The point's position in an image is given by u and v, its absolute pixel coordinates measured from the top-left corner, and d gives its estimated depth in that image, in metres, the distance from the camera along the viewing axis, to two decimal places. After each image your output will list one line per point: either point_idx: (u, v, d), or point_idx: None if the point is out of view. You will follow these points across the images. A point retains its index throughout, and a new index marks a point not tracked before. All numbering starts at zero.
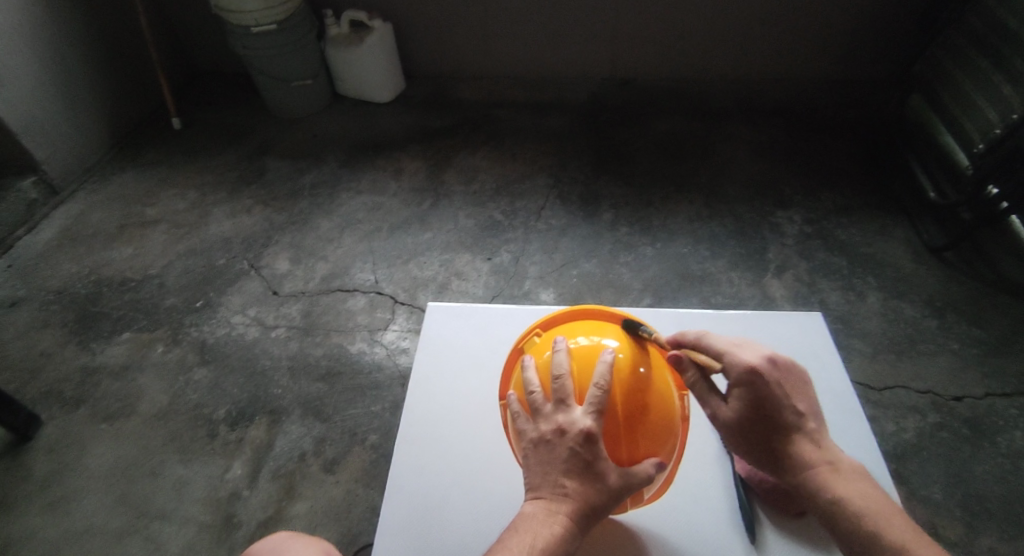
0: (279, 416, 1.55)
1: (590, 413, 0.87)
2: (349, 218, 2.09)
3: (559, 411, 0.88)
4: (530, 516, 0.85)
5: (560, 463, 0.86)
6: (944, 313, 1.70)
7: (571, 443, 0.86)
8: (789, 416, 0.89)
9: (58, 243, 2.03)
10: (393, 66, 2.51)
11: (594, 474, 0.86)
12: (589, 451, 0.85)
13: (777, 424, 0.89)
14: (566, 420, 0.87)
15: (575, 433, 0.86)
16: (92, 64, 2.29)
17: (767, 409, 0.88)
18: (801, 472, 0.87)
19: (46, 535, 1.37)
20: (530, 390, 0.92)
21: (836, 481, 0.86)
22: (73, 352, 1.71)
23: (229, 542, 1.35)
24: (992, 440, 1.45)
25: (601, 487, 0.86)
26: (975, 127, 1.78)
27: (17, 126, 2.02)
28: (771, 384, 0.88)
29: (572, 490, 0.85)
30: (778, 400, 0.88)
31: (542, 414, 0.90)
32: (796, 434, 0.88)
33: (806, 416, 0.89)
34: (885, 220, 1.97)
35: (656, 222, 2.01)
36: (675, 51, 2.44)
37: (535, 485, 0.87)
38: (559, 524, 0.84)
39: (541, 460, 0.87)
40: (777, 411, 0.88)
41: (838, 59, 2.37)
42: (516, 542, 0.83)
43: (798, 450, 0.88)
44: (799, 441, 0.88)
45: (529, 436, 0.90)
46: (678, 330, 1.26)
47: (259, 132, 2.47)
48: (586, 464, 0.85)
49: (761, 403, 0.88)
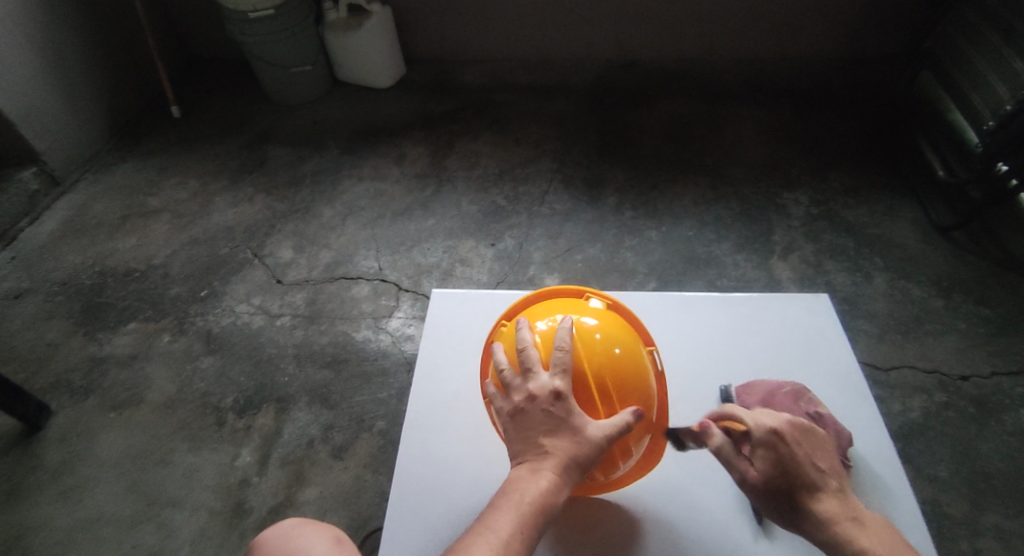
0: (287, 403, 1.56)
1: (558, 374, 0.88)
2: (351, 205, 2.08)
3: (528, 380, 0.89)
4: (516, 480, 0.85)
5: (535, 426, 0.86)
6: (952, 293, 1.70)
7: (543, 405, 0.86)
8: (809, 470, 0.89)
9: (61, 235, 2.03)
10: (393, 52, 2.48)
11: (571, 429, 0.85)
12: (562, 409, 0.86)
13: (799, 476, 0.88)
14: (536, 386, 0.88)
15: (545, 395, 0.87)
16: (89, 52, 2.26)
17: (792, 467, 0.88)
18: (822, 529, 0.86)
19: (59, 524, 1.39)
20: (499, 368, 0.92)
21: (859, 536, 0.84)
22: (80, 343, 1.72)
23: (240, 528, 1.37)
24: (999, 419, 1.45)
25: (581, 439, 0.85)
26: (985, 104, 1.75)
27: (16, 116, 2.01)
28: (795, 442, 0.89)
29: (553, 447, 0.85)
30: (800, 457, 0.89)
31: (513, 387, 0.90)
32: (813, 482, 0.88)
33: (828, 473, 0.89)
34: (892, 200, 1.96)
35: (660, 205, 2.00)
36: (679, 31, 2.40)
37: (517, 453, 0.87)
38: (544, 480, 0.83)
39: (519, 428, 0.88)
40: (802, 469, 0.88)
41: (844, 37, 2.34)
42: (505, 503, 0.83)
43: (821, 506, 0.87)
44: (821, 497, 0.88)
45: (505, 410, 0.90)
46: (684, 315, 1.26)
47: (259, 119, 2.46)
48: (562, 420, 0.86)
49: (787, 463, 0.89)
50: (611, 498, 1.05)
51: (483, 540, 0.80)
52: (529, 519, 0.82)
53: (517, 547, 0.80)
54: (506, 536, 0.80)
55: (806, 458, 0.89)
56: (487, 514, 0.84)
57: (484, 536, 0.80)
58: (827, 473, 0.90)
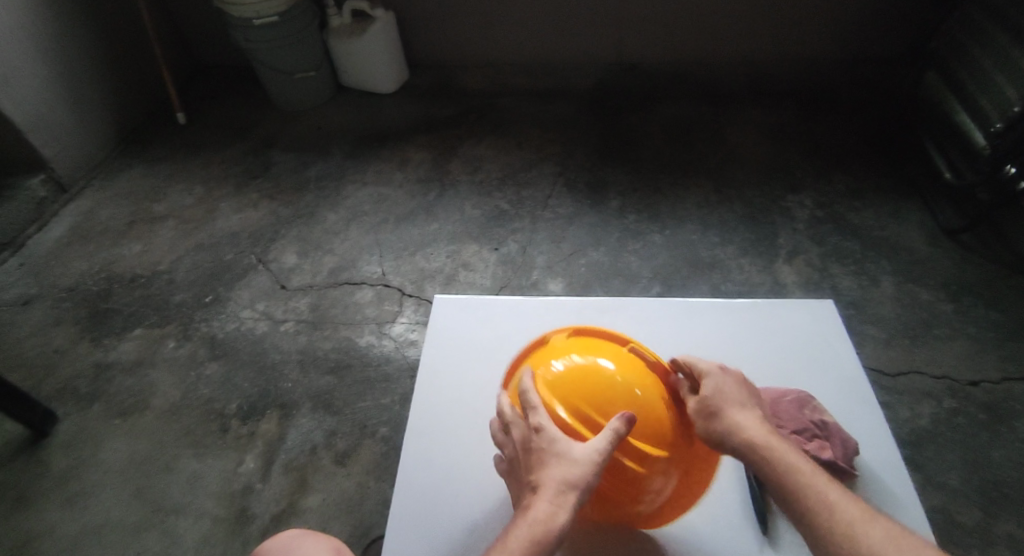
0: (290, 410, 1.56)
1: (532, 412, 0.91)
2: (355, 211, 2.08)
3: (512, 427, 0.93)
4: (517, 521, 0.86)
5: (523, 461, 0.89)
6: (961, 297, 1.68)
7: (524, 444, 0.89)
8: (741, 399, 0.94)
9: (68, 241, 2.04)
10: (396, 57, 2.48)
11: (553, 456, 0.86)
12: (542, 441, 0.88)
13: (732, 401, 0.93)
14: (517, 431, 0.91)
15: (524, 436, 0.90)
16: (96, 60, 2.28)
17: (725, 392, 0.94)
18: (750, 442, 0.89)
19: (65, 530, 1.39)
20: (493, 431, 0.97)
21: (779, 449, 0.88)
22: (86, 349, 1.73)
23: (243, 535, 1.36)
24: (1010, 425, 1.43)
25: (564, 460, 0.85)
26: (993, 104, 1.73)
27: (24, 123, 2.03)
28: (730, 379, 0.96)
29: (541, 478, 0.86)
30: (734, 387, 0.95)
31: (504, 443, 0.94)
32: (744, 411, 0.93)
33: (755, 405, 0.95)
34: (899, 203, 1.94)
35: (664, 209, 1.99)
36: (683, 33, 2.38)
37: (516, 489, 0.89)
38: (538, 509, 0.83)
39: (513, 474, 0.91)
40: (735, 395, 0.94)
41: (850, 39, 2.31)
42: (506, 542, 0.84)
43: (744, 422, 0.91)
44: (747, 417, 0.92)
45: (504, 465, 0.94)
46: (687, 322, 1.24)
47: (264, 125, 2.47)
48: (543, 452, 0.87)
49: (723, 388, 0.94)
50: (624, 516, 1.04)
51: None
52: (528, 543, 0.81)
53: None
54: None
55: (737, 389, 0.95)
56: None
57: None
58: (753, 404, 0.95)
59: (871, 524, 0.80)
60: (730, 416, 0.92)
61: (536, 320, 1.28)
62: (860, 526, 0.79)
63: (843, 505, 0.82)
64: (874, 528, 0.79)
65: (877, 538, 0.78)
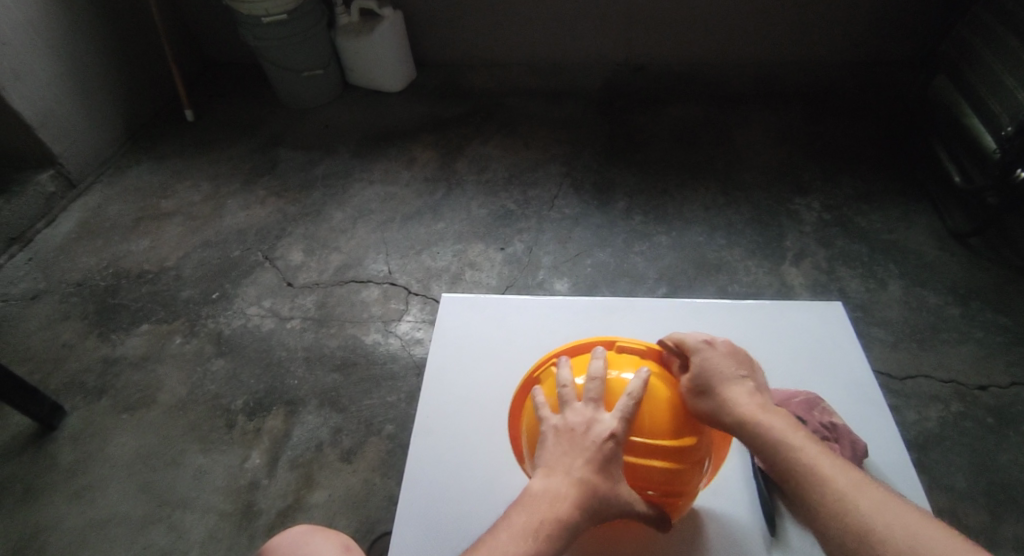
0: (296, 407, 1.57)
1: (617, 419, 0.86)
2: (362, 209, 2.09)
3: (587, 409, 0.87)
4: (536, 496, 0.82)
5: (578, 452, 0.84)
6: (968, 301, 1.67)
7: (593, 439, 0.84)
8: (731, 373, 0.87)
9: (77, 236, 2.05)
10: (403, 56, 2.49)
11: (609, 474, 0.83)
12: (608, 451, 0.84)
13: (720, 376, 0.87)
14: (593, 419, 0.86)
15: (597, 432, 0.85)
16: (105, 56, 2.29)
17: (714, 368, 0.88)
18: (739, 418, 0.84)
19: (72, 523, 1.40)
20: (562, 384, 0.90)
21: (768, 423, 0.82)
22: (94, 344, 1.74)
23: (250, 531, 1.37)
24: (1017, 429, 1.42)
25: (613, 488, 0.83)
26: (1004, 108, 1.72)
27: (34, 119, 2.04)
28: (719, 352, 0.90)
29: (585, 478, 0.82)
30: (720, 361, 0.89)
31: (570, 408, 0.88)
32: (734, 385, 0.87)
33: (746, 376, 0.88)
34: (907, 206, 1.93)
35: (671, 210, 1.99)
36: (691, 35, 2.38)
37: (545, 467, 0.84)
38: (565, 507, 0.81)
39: (560, 446, 0.85)
40: (723, 368, 0.88)
41: (859, 42, 2.31)
42: (521, 519, 0.81)
43: (732, 396, 0.85)
44: (737, 391, 0.86)
45: (551, 424, 0.88)
46: (695, 323, 1.24)
47: (271, 123, 2.48)
48: (605, 461, 0.83)
49: (709, 363, 0.88)
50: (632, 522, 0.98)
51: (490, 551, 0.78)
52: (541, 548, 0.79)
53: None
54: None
55: (725, 362, 0.89)
56: (503, 528, 0.81)
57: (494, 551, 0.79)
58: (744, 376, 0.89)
59: (866, 496, 0.74)
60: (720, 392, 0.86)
61: (543, 320, 1.28)
62: (853, 498, 0.73)
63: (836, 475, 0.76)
64: (868, 499, 0.73)
65: (871, 511, 0.72)
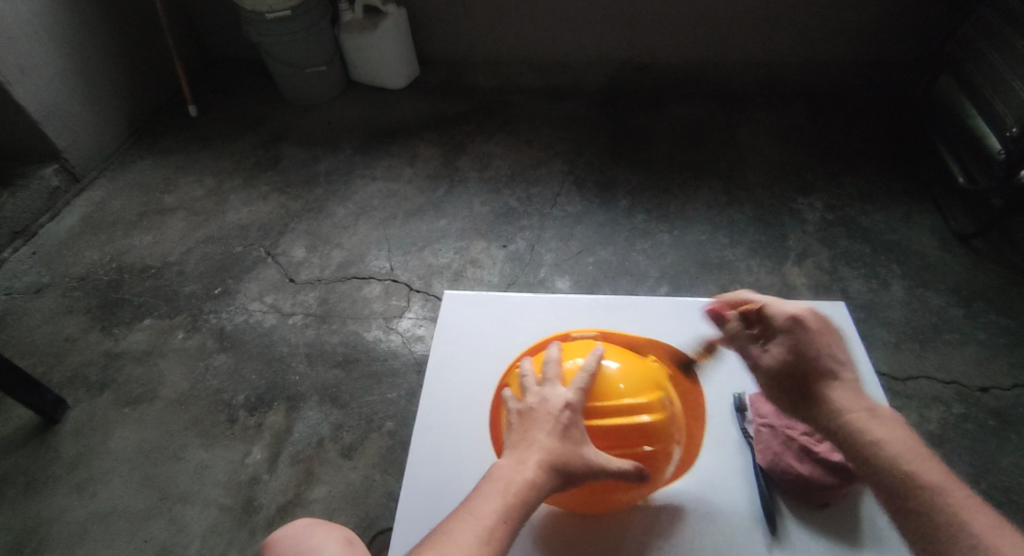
0: (297, 402, 1.57)
1: (572, 390, 0.90)
2: (365, 205, 2.09)
3: (544, 388, 0.91)
4: (503, 467, 0.84)
5: (538, 424, 0.87)
6: (972, 302, 1.67)
7: (551, 411, 0.88)
8: (827, 366, 0.82)
9: (80, 231, 2.06)
10: (407, 53, 2.49)
11: (570, 439, 0.86)
12: (567, 420, 0.87)
13: (815, 370, 0.82)
14: (550, 394, 0.90)
15: (555, 404, 0.88)
16: (110, 51, 2.29)
17: (807, 357, 0.83)
18: (834, 416, 0.79)
19: (74, 516, 1.40)
20: (521, 374, 0.95)
21: (871, 424, 0.77)
22: (97, 338, 1.74)
23: (250, 525, 1.38)
24: (1018, 431, 1.42)
25: (577, 452, 0.85)
26: (1010, 109, 1.72)
27: (38, 114, 2.04)
28: (812, 333, 0.84)
29: (547, 445, 0.85)
30: (816, 345, 0.83)
31: (529, 390, 0.92)
32: (834, 381, 0.81)
33: (844, 364, 0.82)
34: (910, 206, 1.93)
35: (673, 209, 1.98)
36: (695, 33, 2.37)
37: (511, 444, 0.87)
38: (530, 470, 0.83)
39: (522, 424, 0.88)
40: (816, 355, 0.82)
41: (863, 41, 2.30)
42: (489, 489, 0.82)
43: (832, 391, 0.81)
44: (833, 385, 0.81)
45: (514, 409, 0.91)
46: (697, 322, 1.23)
47: (274, 119, 2.48)
48: (564, 429, 0.86)
49: (802, 348, 0.83)
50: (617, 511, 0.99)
51: (467, 517, 0.79)
52: (514, 508, 0.81)
53: (502, 535, 0.79)
54: (493, 524, 0.79)
55: (821, 346, 0.83)
56: (473, 499, 0.82)
57: (470, 518, 0.80)
58: (842, 362, 0.83)
59: (983, 521, 0.68)
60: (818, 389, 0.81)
61: (545, 317, 1.28)
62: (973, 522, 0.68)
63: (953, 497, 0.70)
64: (985, 524, 0.68)
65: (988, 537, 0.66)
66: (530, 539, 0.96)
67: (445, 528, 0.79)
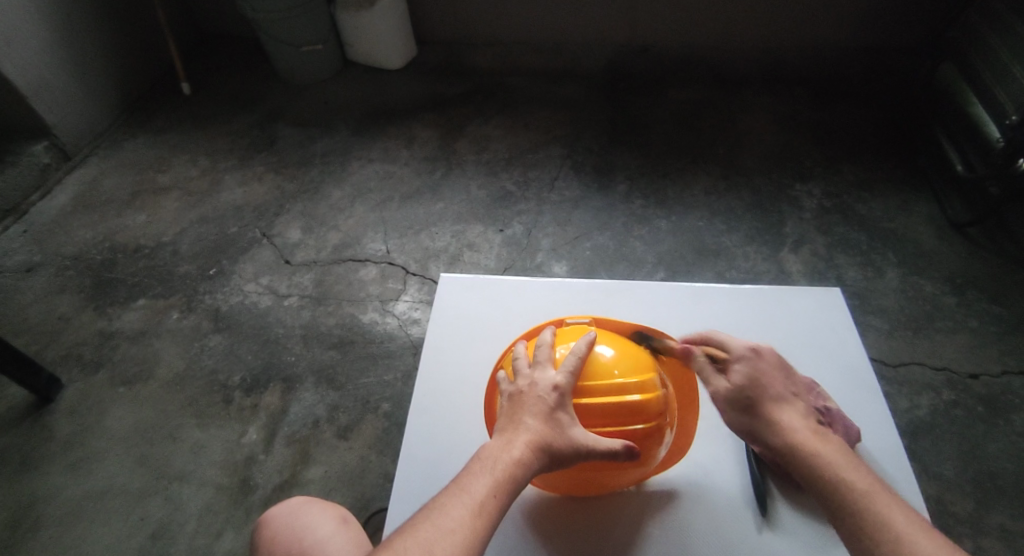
0: (293, 384, 1.57)
1: (561, 373, 0.90)
2: (360, 187, 2.08)
3: (535, 370, 0.91)
4: (491, 447, 0.86)
5: (527, 406, 0.88)
6: (965, 291, 1.68)
7: (540, 392, 0.88)
8: (780, 390, 0.89)
9: (72, 209, 2.04)
10: (404, 33, 2.45)
11: (558, 420, 0.86)
12: (556, 400, 0.88)
13: (771, 397, 0.88)
14: (540, 377, 0.90)
15: (544, 386, 0.89)
16: (100, 26, 2.25)
17: (765, 385, 0.89)
18: (788, 438, 0.85)
19: (69, 494, 1.41)
20: (514, 357, 0.95)
21: (817, 444, 0.84)
22: (91, 317, 1.73)
23: (246, 504, 1.38)
24: (1007, 418, 1.44)
25: (564, 433, 0.86)
26: (1011, 96, 1.71)
27: (27, 89, 2.01)
28: (767, 365, 0.91)
29: (534, 426, 0.85)
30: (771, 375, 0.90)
31: (520, 373, 0.92)
32: (785, 407, 0.88)
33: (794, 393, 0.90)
34: (908, 195, 1.93)
35: (671, 194, 1.98)
36: (693, 16, 2.32)
37: (501, 425, 0.88)
38: (517, 450, 0.84)
39: (512, 406, 0.89)
40: (772, 383, 0.89)
41: (864, 26, 2.25)
42: (478, 468, 0.84)
43: (784, 415, 0.87)
44: (784, 409, 0.88)
45: (506, 392, 0.92)
46: (693, 308, 1.23)
47: (269, 99, 2.45)
48: (552, 409, 0.87)
49: (761, 377, 0.89)
50: (610, 495, 1.00)
51: (455, 495, 0.81)
52: (502, 486, 0.82)
53: (490, 510, 0.80)
54: (480, 500, 0.81)
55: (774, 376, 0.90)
56: (463, 477, 0.84)
57: (460, 495, 0.81)
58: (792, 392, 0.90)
59: (910, 523, 0.77)
60: (771, 412, 0.87)
61: (542, 301, 1.28)
62: (895, 521, 0.77)
63: (890, 506, 0.79)
64: (901, 515, 0.78)
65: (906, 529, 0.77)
66: (522, 513, 0.98)
67: (437, 505, 0.81)
